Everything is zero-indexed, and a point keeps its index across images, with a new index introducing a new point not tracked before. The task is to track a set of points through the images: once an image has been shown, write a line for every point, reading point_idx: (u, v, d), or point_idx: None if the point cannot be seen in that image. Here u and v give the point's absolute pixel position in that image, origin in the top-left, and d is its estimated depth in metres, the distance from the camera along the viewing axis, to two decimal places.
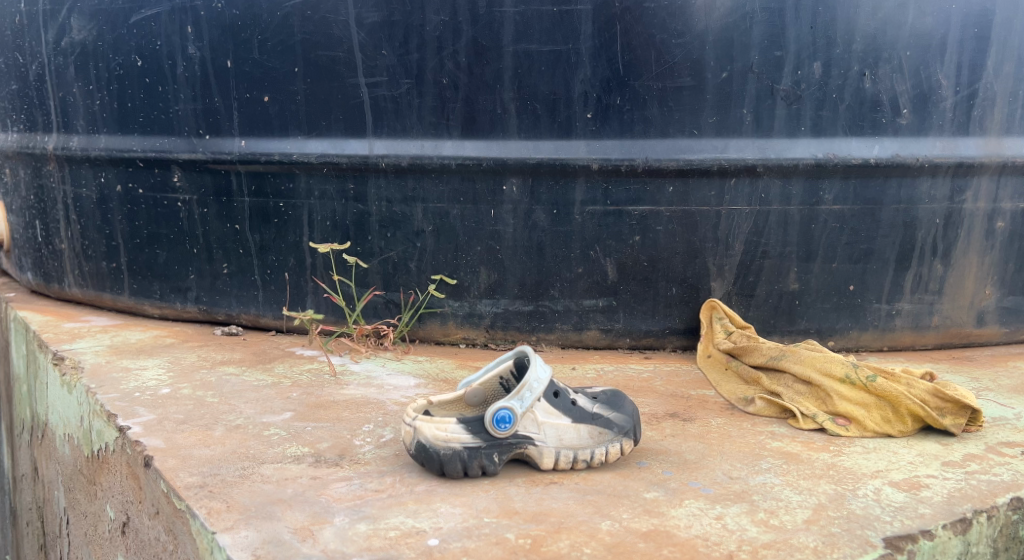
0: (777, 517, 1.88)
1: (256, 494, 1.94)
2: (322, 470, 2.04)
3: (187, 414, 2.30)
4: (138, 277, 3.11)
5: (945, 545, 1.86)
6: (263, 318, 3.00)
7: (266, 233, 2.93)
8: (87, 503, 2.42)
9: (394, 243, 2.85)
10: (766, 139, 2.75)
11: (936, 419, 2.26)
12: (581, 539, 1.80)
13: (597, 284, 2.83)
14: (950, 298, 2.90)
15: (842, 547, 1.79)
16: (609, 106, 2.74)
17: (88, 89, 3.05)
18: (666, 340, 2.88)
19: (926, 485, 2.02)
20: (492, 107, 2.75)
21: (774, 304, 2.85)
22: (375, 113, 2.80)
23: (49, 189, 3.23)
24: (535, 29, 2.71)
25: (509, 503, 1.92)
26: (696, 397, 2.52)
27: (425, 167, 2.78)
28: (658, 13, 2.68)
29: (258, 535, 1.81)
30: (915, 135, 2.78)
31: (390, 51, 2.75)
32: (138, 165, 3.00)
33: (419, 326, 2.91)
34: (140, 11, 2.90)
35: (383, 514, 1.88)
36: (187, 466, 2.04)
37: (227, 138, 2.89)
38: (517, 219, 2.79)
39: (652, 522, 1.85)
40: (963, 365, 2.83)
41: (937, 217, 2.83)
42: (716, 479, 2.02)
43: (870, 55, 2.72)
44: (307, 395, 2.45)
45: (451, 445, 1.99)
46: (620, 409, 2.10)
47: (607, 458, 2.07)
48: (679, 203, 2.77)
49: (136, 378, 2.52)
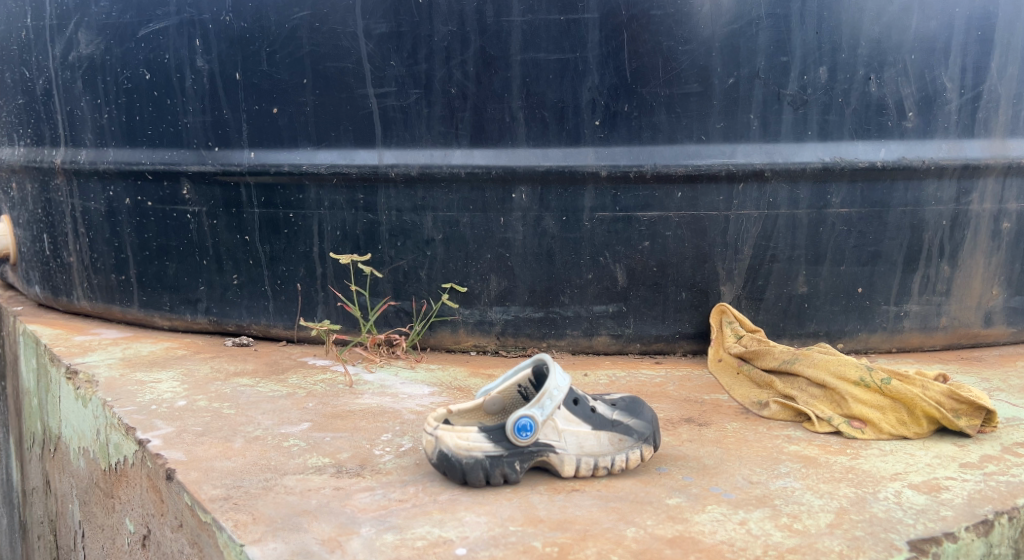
0: (800, 521, 1.89)
1: (280, 506, 1.95)
2: (345, 481, 2.05)
3: (205, 426, 2.31)
4: (148, 289, 3.11)
5: (968, 547, 1.88)
6: (274, 328, 3.01)
7: (276, 244, 2.93)
8: (105, 516, 2.42)
9: (404, 251, 2.86)
10: (773, 143, 2.76)
11: (952, 421, 2.28)
12: (607, 547, 1.81)
13: (607, 290, 2.84)
14: (958, 299, 2.92)
15: (867, 551, 1.81)
16: (617, 113, 2.75)
17: (96, 103, 3.05)
18: (677, 345, 2.89)
19: (946, 487, 2.04)
20: (501, 115, 2.77)
21: (783, 308, 2.86)
22: (384, 123, 2.81)
23: (56, 203, 3.24)
24: (543, 38, 2.72)
25: (533, 511, 1.93)
26: (710, 401, 2.53)
27: (434, 177, 2.80)
28: (664, 21, 2.70)
29: (287, 547, 1.82)
30: (920, 138, 2.80)
31: (398, 62, 2.77)
32: (147, 178, 3.00)
33: (431, 334, 2.92)
34: (148, 25, 2.91)
35: (409, 524, 1.89)
36: (209, 478, 2.05)
37: (237, 151, 2.90)
38: (527, 226, 2.81)
39: (676, 528, 1.87)
40: (973, 365, 2.85)
41: (943, 218, 2.85)
42: (737, 483, 2.04)
43: (875, 59, 2.74)
44: (323, 405, 2.46)
45: (473, 454, 2.01)
46: (640, 416, 2.11)
47: (628, 464, 2.07)
48: (688, 208, 2.78)
49: (152, 391, 2.53)
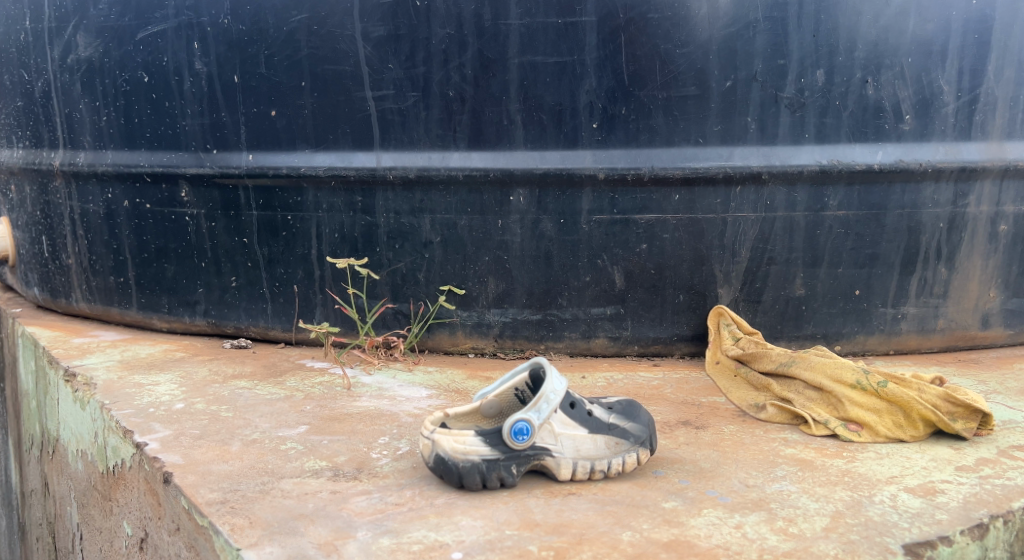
0: (796, 525, 1.90)
1: (277, 510, 1.95)
2: (341, 484, 2.05)
3: (202, 429, 2.31)
4: (146, 292, 3.12)
5: (963, 551, 1.88)
6: (272, 331, 3.02)
7: (274, 247, 2.94)
8: (102, 519, 2.43)
9: (402, 254, 2.86)
10: (771, 146, 2.77)
11: (948, 424, 2.29)
12: (603, 551, 1.81)
13: (605, 292, 2.84)
14: (955, 302, 2.93)
15: (862, 555, 1.81)
16: (614, 115, 2.75)
17: (95, 105, 3.06)
18: (674, 347, 2.90)
19: (941, 490, 2.04)
20: (499, 118, 2.77)
21: (780, 310, 2.87)
22: (382, 126, 2.81)
23: (55, 205, 3.24)
24: (540, 41, 2.72)
25: (529, 515, 1.94)
26: (707, 404, 2.54)
27: (432, 179, 2.80)
28: (662, 24, 2.71)
29: (283, 551, 1.83)
30: (918, 141, 2.80)
31: (396, 65, 2.77)
32: (145, 181, 3.01)
33: (429, 336, 2.92)
34: (146, 28, 2.92)
35: (405, 528, 1.89)
36: (206, 481, 2.05)
37: (235, 153, 2.91)
38: (525, 229, 2.81)
39: (672, 532, 1.87)
40: (970, 367, 2.85)
41: (941, 221, 2.85)
42: (733, 487, 2.04)
43: (873, 62, 2.74)
44: (320, 408, 2.47)
45: (470, 457, 2.01)
46: (636, 419, 2.12)
47: (624, 468, 2.08)
48: (685, 211, 2.79)
49: (150, 393, 2.53)
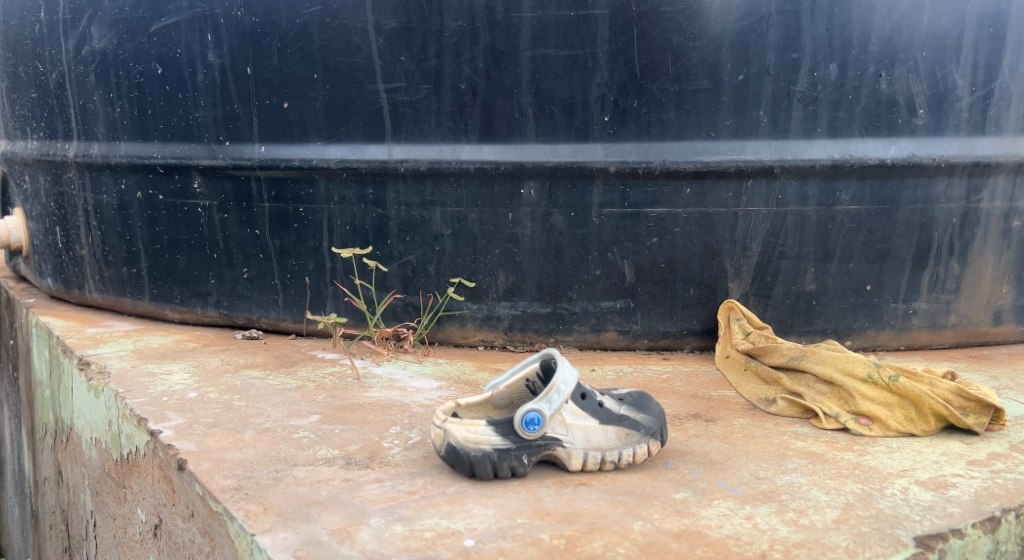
0: (807, 517, 1.90)
1: (291, 497, 1.96)
2: (354, 473, 2.06)
3: (216, 418, 2.32)
4: (159, 282, 3.13)
5: (974, 544, 1.88)
6: (283, 322, 3.03)
7: (286, 238, 2.95)
8: (116, 506, 2.44)
9: (413, 246, 2.87)
10: (782, 140, 2.76)
11: (960, 418, 2.28)
12: (614, 540, 1.82)
13: (615, 285, 2.85)
14: (967, 297, 2.92)
15: (873, 547, 1.81)
16: (626, 109, 2.76)
17: (109, 97, 3.07)
18: (684, 340, 2.90)
19: (953, 484, 2.04)
20: (510, 111, 2.78)
21: (791, 305, 2.86)
22: (393, 119, 2.82)
23: (69, 196, 3.26)
24: (552, 34, 2.73)
25: (541, 504, 1.94)
26: (717, 397, 2.54)
27: (444, 172, 2.80)
28: (674, 17, 2.70)
29: (297, 537, 1.84)
30: (931, 135, 2.80)
31: (408, 57, 2.77)
32: (158, 172, 3.02)
33: (438, 329, 2.93)
34: (160, 20, 2.93)
35: (418, 515, 1.90)
36: (220, 469, 2.06)
37: (247, 145, 2.92)
38: (535, 222, 2.82)
39: (683, 522, 1.88)
40: (981, 363, 2.85)
41: (953, 216, 2.85)
42: (743, 479, 2.04)
43: (886, 56, 2.74)
44: (332, 398, 2.48)
45: (481, 447, 2.02)
46: (647, 410, 2.12)
47: (635, 459, 2.09)
48: (697, 205, 2.79)
49: (163, 382, 2.55)
